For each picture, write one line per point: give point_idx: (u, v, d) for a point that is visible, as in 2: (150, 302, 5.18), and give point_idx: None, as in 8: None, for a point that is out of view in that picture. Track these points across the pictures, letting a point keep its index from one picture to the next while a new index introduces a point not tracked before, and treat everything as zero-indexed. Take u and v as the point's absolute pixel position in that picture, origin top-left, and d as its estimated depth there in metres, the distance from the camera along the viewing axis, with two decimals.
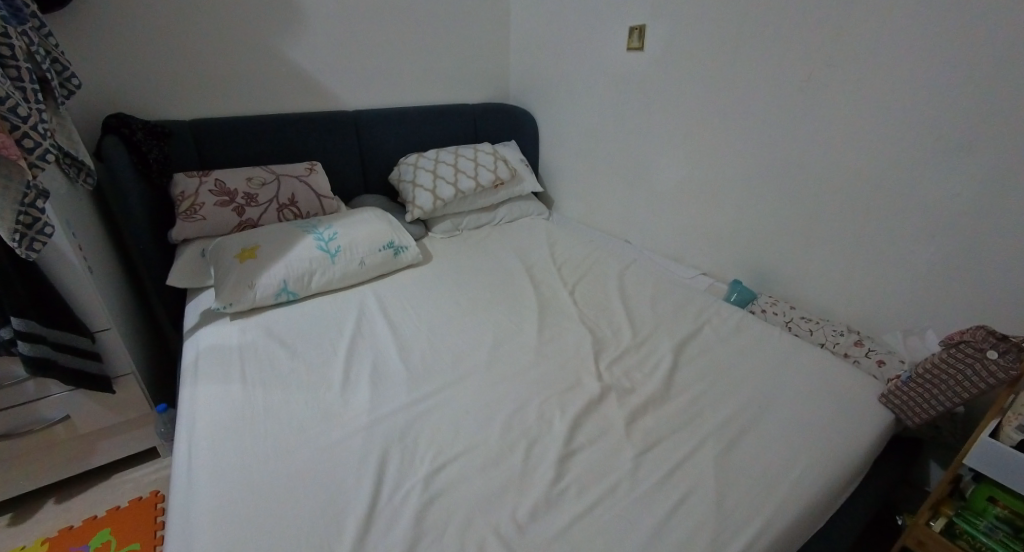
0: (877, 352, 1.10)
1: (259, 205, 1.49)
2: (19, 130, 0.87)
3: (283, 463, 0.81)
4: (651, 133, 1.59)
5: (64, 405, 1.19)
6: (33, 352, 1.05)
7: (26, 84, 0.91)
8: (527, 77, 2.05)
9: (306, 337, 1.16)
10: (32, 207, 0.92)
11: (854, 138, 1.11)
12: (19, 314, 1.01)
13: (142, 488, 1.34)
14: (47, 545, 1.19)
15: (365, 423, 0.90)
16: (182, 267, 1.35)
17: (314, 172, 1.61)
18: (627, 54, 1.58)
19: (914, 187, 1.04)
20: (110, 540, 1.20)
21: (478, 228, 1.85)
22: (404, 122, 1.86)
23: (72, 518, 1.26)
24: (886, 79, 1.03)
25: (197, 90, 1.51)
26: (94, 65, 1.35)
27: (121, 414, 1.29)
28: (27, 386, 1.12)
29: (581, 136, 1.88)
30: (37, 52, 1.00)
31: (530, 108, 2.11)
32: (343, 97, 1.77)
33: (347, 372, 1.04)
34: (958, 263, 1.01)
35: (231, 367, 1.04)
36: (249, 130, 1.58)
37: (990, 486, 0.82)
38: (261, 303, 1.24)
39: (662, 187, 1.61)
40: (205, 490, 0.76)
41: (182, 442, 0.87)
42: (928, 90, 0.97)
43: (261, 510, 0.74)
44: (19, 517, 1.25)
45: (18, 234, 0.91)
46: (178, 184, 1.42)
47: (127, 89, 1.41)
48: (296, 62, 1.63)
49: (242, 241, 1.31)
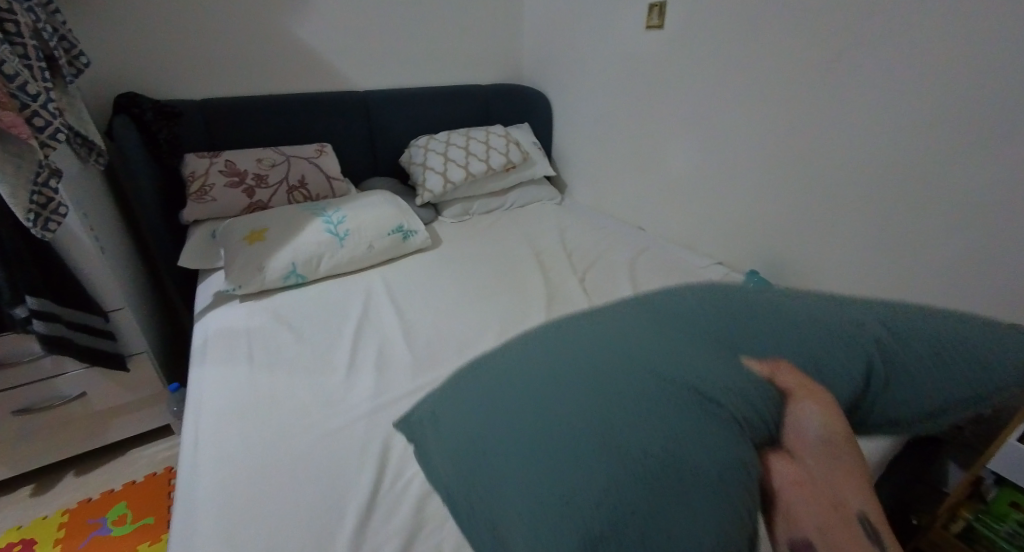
0: None
1: (268, 187, 1.48)
2: (29, 109, 0.86)
3: (288, 447, 0.82)
4: (668, 116, 1.52)
5: (80, 381, 1.22)
6: (48, 330, 1.07)
7: (33, 61, 0.90)
8: (541, 56, 1.99)
9: (313, 321, 1.16)
10: (46, 186, 0.92)
11: (883, 122, 1.03)
12: (34, 293, 1.03)
13: (156, 464, 1.38)
14: (67, 515, 1.22)
15: (370, 409, 0.89)
16: (193, 248, 1.35)
17: (324, 153, 1.60)
18: (644, 33, 1.51)
19: (949, 176, 0.96)
20: (126, 514, 1.23)
21: (488, 212, 1.82)
22: (414, 103, 1.82)
23: (90, 491, 1.29)
24: (919, 57, 0.95)
25: (204, 69, 1.50)
26: (102, 42, 1.33)
27: (135, 391, 1.31)
28: (44, 361, 1.15)
29: (595, 118, 1.83)
30: (44, 29, 0.98)
31: (543, 89, 2.05)
32: (351, 77, 1.74)
33: (354, 357, 1.04)
34: (990, 258, 0.94)
35: (239, 349, 1.05)
36: (259, 110, 1.56)
37: (1014, 492, 0.85)
38: (270, 286, 1.24)
39: (677, 173, 1.56)
40: (210, 473, 0.77)
41: (190, 424, 0.88)
42: (965, 71, 0.90)
43: (261, 494, 0.74)
44: (42, 487, 1.30)
45: (33, 214, 0.92)
46: (188, 164, 1.42)
47: (136, 68, 1.40)
48: (303, 40, 1.60)
49: (251, 224, 1.32)
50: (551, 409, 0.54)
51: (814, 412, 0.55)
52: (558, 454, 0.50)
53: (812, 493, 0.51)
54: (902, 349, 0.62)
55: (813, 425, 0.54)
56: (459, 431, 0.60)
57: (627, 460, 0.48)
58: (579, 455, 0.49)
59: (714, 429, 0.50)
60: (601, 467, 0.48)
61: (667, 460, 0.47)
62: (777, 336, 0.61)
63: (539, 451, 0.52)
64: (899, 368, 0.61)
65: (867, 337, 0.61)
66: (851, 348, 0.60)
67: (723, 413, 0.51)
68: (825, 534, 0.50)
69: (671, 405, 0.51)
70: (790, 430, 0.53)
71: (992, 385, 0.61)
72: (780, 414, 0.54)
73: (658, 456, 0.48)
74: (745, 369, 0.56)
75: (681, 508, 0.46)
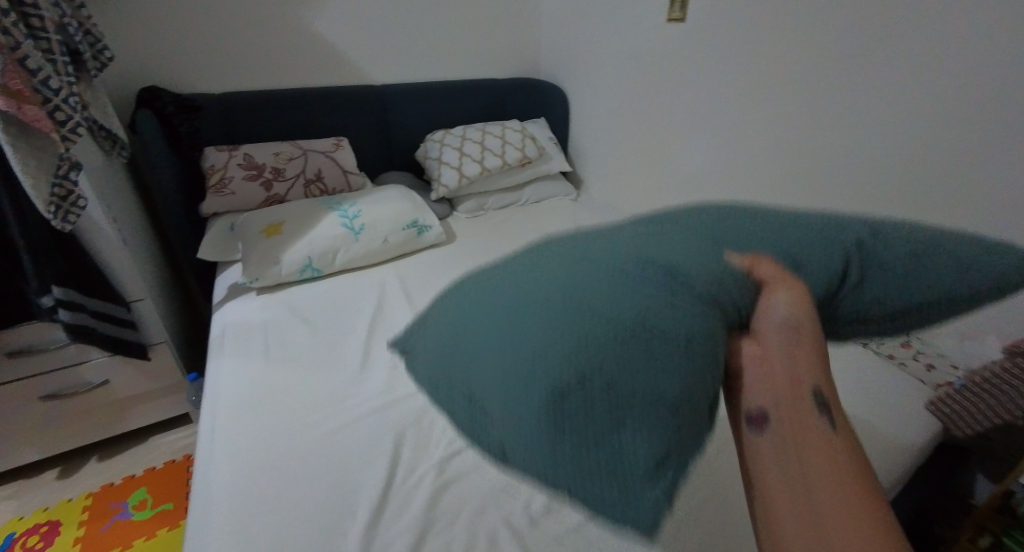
0: (924, 354, 1.02)
1: (286, 180, 1.49)
2: (51, 103, 0.87)
3: (301, 440, 0.82)
4: (688, 111, 1.48)
5: (103, 369, 1.25)
6: (73, 320, 1.09)
7: (57, 56, 0.92)
8: (559, 50, 1.96)
9: (328, 315, 1.17)
10: (66, 178, 0.94)
11: (915, 120, 0.99)
12: (60, 283, 1.06)
13: (175, 451, 1.41)
14: (90, 499, 1.26)
15: (383, 405, 0.90)
16: (211, 240, 1.37)
17: (340, 147, 1.61)
18: (666, 26, 1.47)
19: (984, 178, 0.92)
20: (146, 499, 1.27)
21: (502, 208, 1.81)
22: (430, 98, 1.82)
23: (112, 476, 1.33)
24: (957, 51, 0.91)
25: (224, 63, 1.51)
26: (126, 36, 1.35)
27: (155, 380, 1.34)
28: (69, 349, 1.18)
29: (612, 113, 1.80)
30: (70, 24, 1.00)
31: (560, 83, 2.02)
32: (368, 72, 1.74)
33: (368, 352, 1.04)
34: None
35: (255, 342, 1.06)
36: (277, 103, 1.57)
37: None
38: (286, 279, 1.26)
39: (695, 170, 1.52)
40: (226, 464, 0.78)
41: (207, 415, 0.90)
42: (1006, 65, 0.85)
43: (275, 485, 0.75)
44: (67, 471, 1.34)
45: (54, 207, 0.94)
46: (208, 157, 1.44)
47: (158, 62, 1.42)
48: (321, 34, 1.61)
49: (268, 218, 1.34)
50: (507, 292, 0.51)
51: (785, 296, 0.48)
52: (514, 327, 0.48)
53: (773, 377, 0.45)
54: (891, 247, 0.51)
55: (781, 311, 0.47)
56: (439, 325, 0.59)
57: (578, 324, 0.44)
58: (535, 323, 0.46)
59: (673, 301, 0.44)
60: (556, 337, 0.44)
61: (624, 326, 0.43)
62: (757, 222, 0.53)
63: (497, 328, 0.49)
64: (882, 263, 0.51)
65: (849, 232, 0.52)
66: (826, 238, 0.52)
67: (684, 287, 0.46)
68: (779, 408, 0.43)
69: (632, 278, 0.46)
70: (755, 313, 0.48)
71: (1001, 275, 0.49)
72: (745, 295, 0.48)
73: (613, 322, 0.43)
74: (720, 252, 0.49)
75: (638, 369, 0.41)
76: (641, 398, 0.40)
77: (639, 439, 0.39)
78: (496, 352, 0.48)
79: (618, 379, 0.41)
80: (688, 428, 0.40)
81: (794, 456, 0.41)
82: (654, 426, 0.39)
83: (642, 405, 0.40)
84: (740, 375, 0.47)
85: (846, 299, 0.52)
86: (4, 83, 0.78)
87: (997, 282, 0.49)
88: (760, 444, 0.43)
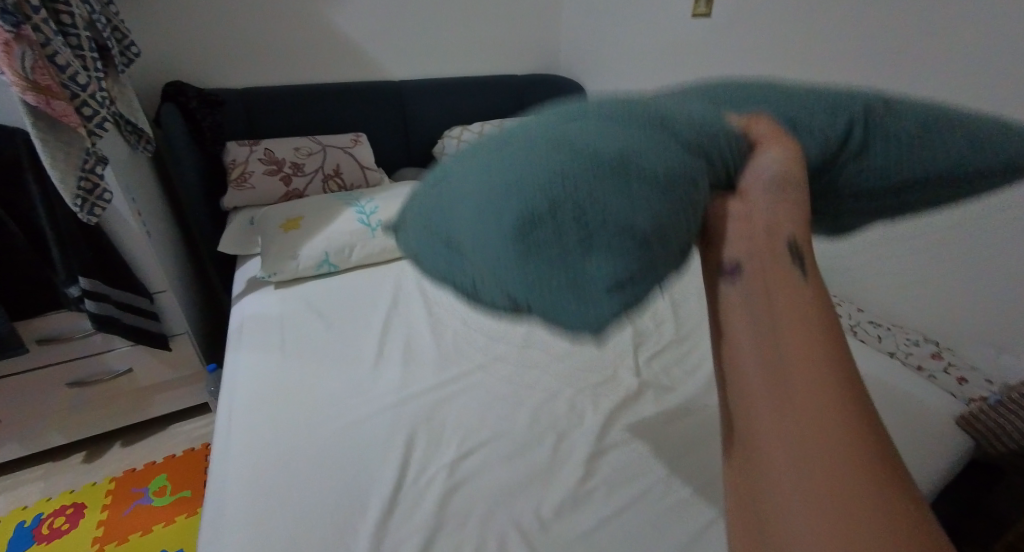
0: (957, 368, 0.97)
1: (305, 175, 1.50)
2: (79, 98, 0.89)
3: (315, 434, 0.83)
4: None
5: (127, 358, 1.28)
6: (99, 309, 1.12)
7: (86, 52, 0.94)
8: (579, 46, 1.93)
9: (344, 310, 1.17)
10: (93, 173, 0.96)
11: None
12: (86, 273, 1.09)
13: (194, 440, 1.44)
14: (113, 483, 1.30)
15: (395, 402, 0.90)
16: (232, 234, 1.39)
17: (359, 143, 1.61)
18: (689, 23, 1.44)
19: None
20: (166, 485, 1.30)
21: None
22: (448, 93, 1.81)
23: (134, 462, 1.37)
24: None
25: (245, 58, 1.53)
26: (152, 32, 1.38)
27: (176, 370, 1.38)
28: (95, 338, 1.22)
29: None
30: (98, 20, 1.01)
31: (579, 79, 2.00)
32: (387, 67, 1.75)
33: (382, 348, 1.05)
34: None
35: (272, 335, 1.07)
36: (297, 98, 1.58)
37: None
38: (303, 273, 1.27)
39: None
40: (240, 456, 0.79)
41: (225, 407, 0.92)
42: None
43: (288, 479, 0.75)
44: (92, 455, 1.39)
45: (80, 200, 0.96)
46: (230, 152, 1.46)
47: (182, 58, 1.44)
48: (341, 30, 1.62)
49: (287, 213, 1.36)
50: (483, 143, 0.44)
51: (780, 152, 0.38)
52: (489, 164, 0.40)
53: (752, 231, 0.36)
54: (895, 116, 0.46)
55: (770, 165, 0.37)
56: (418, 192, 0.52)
57: (545, 153, 0.36)
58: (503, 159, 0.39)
59: (666, 143, 0.36)
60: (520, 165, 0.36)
61: (607, 157, 0.34)
62: (756, 90, 0.46)
63: (467, 171, 0.42)
64: (885, 133, 0.45)
65: (854, 100, 0.45)
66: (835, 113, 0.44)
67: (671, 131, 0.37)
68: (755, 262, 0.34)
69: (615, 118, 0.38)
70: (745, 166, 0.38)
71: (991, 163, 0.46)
72: (735, 143, 0.38)
73: (595, 157, 0.34)
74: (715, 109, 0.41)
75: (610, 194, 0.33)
76: (611, 228, 0.32)
77: (608, 259, 0.32)
78: (467, 184, 0.41)
79: (591, 200, 0.33)
80: (658, 260, 0.33)
81: (763, 321, 0.32)
82: (625, 248, 0.32)
83: (613, 230, 0.32)
84: (717, 233, 0.37)
85: (842, 172, 0.45)
86: (32, 78, 0.80)
87: (976, 169, 0.45)
88: (729, 297, 0.34)
